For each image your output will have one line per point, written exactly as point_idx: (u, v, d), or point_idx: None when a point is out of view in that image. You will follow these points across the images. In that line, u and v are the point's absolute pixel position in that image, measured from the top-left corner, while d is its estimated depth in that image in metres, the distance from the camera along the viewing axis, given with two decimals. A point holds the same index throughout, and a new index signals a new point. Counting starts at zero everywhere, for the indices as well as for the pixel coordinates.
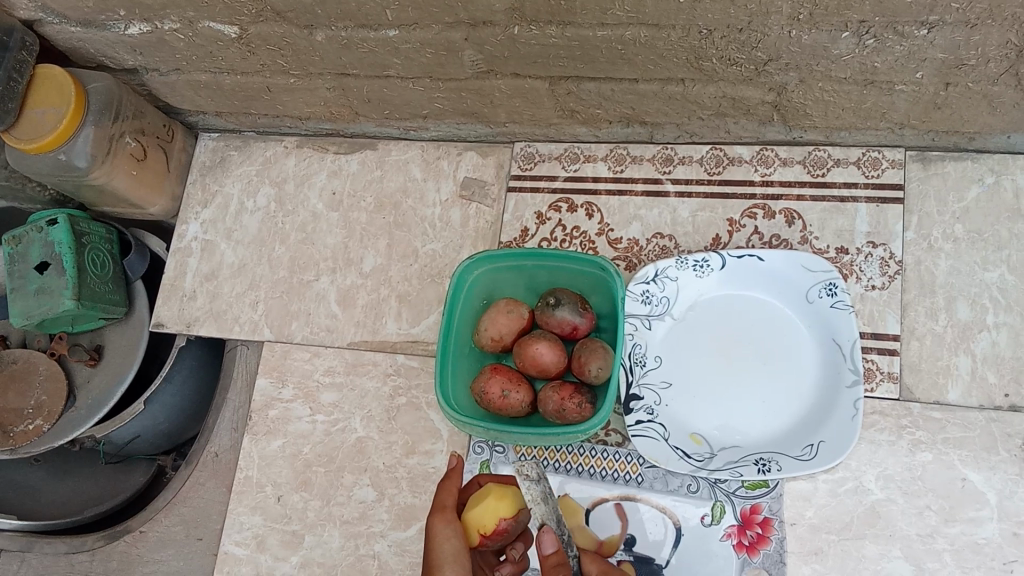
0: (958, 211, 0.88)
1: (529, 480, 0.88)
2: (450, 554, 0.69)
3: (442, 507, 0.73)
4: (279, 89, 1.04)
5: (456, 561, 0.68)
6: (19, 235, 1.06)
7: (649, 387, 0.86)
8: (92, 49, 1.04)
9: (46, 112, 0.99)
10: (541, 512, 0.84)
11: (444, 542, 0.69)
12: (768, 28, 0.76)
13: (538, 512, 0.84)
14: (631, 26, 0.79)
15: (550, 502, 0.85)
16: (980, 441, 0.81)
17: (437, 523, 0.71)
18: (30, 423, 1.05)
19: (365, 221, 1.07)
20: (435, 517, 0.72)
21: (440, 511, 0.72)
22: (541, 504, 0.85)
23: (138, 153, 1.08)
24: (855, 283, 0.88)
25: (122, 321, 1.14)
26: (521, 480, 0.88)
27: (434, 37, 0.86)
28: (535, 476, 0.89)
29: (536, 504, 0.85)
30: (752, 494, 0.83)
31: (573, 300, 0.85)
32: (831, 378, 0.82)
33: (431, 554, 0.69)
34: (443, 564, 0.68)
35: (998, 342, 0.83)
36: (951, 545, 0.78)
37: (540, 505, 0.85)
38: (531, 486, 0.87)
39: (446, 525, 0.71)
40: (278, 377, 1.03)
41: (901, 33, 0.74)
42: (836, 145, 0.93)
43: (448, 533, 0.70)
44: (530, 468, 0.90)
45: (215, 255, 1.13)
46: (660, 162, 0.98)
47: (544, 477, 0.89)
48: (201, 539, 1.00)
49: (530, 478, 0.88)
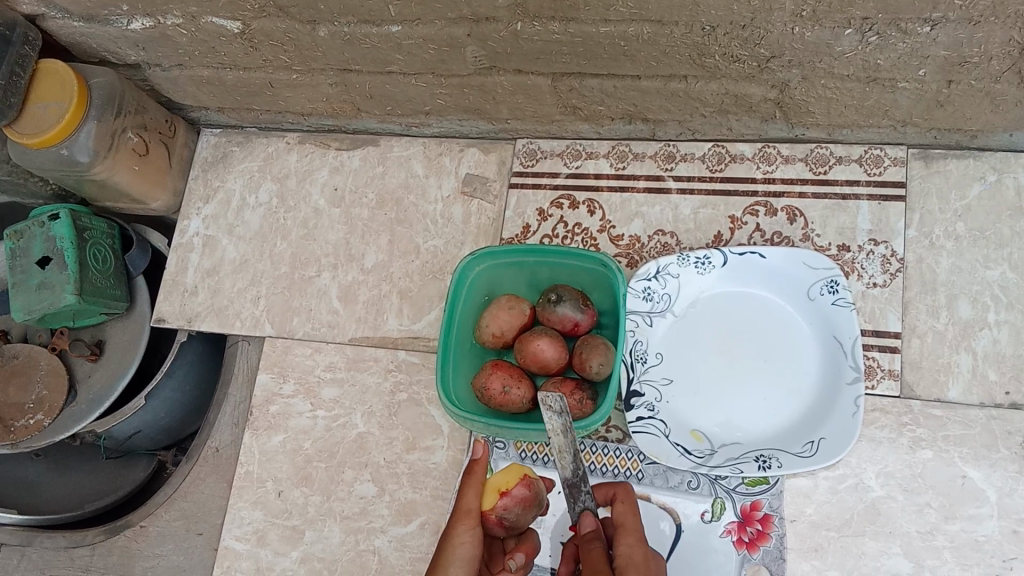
0: (960, 209, 0.88)
1: (552, 411, 0.75)
2: (461, 557, 0.69)
3: (465, 511, 0.73)
4: (282, 84, 1.04)
5: (463, 566, 0.69)
6: (21, 230, 1.06)
7: (649, 383, 0.86)
8: (95, 44, 1.04)
9: (49, 106, 0.99)
10: (560, 446, 0.75)
11: (458, 546, 0.70)
12: (771, 25, 0.76)
13: (556, 446, 0.75)
14: (634, 22, 0.79)
15: (572, 434, 0.75)
16: (980, 438, 0.81)
17: (459, 525, 0.72)
18: (31, 418, 1.06)
19: (367, 217, 1.08)
20: (457, 520, 0.72)
21: (464, 514, 0.73)
22: (560, 438, 0.75)
23: (141, 148, 1.08)
24: (857, 280, 0.88)
25: (123, 316, 1.14)
26: (542, 410, 0.75)
27: (437, 33, 0.86)
28: (558, 407, 0.75)
29: (554, 436, 0.76)
30: (752, 491, 0.83)
31: (574, 297, 0.85)
32: (832, 375, 0.82)
33: (443, 552, 0.70)
34: (450, 564, 0.69)
35: (999, 339, 0.83)
36: (952, 543, 0.78)
37: (559, 437, 0.76)
38: (551, 417, 0.75)
39: (466, 530, 0.71)
40: (279, 372, 1.03)
41: (904, 31, 0.74)
42: (838, 142, 0.93)
43: (465, 539, 0.71)
44: (555, 398, 0.75)
45: (217, 250, 1.13)
46: (662, 159, 0.99)
47: (567, 408, 0.76)
48: (201, 534, 1.00)
49: (552, 409, 0.75)
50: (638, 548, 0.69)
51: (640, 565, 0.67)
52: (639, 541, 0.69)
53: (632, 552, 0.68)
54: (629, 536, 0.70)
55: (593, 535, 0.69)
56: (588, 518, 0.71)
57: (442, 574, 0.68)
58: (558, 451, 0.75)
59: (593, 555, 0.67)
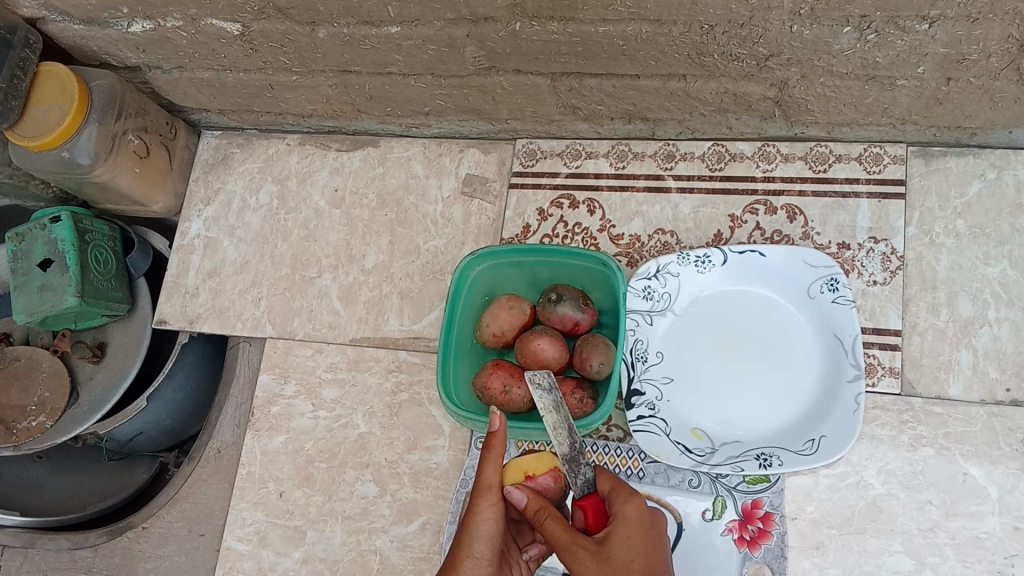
0: (960, 206, 0.88)
1: (540, 389, 0.77)
2: (484, 534, 0.68)
3: (487, 486, 0.70)
4: (282, 86, 1.04)
5: (487, 544, 0.68)
6: (23, 232, 1.06)
7: (650, 382, 0.86)
8: (96, 47, 1.04)
9: (50, 109, 0.99)
10: (553, 423, 0.75)
11: (481, 523, 0.69)
12: (770, 23, 0.76)
13: (549, 422, 0.74)
14: (633, 21, 0.80)
15: (563, 410, 0.75)
16: (981, 435, 0.81)
17: (481, 501, 0.70)
18: (33, 420, 1.06)
19: (368, 218, 1.08)
20: (480, 496, 0.70)
21: (485, 489, 0.70)
22: (553, 414, 0.75)
23: (141, 150, 1.09)
24: (857, 278, 0.88)
25: (126, 317, 1.14)
26: (532, 388, 0.77)
27: (435, 34, 0.87)
28: (547, 384, 0.77)
29: (547, 413, 0.75)
30: (753, 489, 0.83)
31: (574, 296, 0.85)
32: (833, 373, 0.82)
33: (466, 528, 0.69)
34: (473, 542, 0.68)
35: (1000, 337, 0.83)
36: (953, 540, 0.78)
37: (551, 415, 0.75)
38: (542, 395, 0.76)
39: (489, 507, 0.69)
40: (281, 372, 1.03)
41: (902, 28, 0.74)
42: (838, 141, 0.93)
43: (488, 515, 0.69)
44: (544, 375, 0.77)
45: (218, 251, 1.13)
46: (662, 158, 0.99)
47: (556, 386, 0.77)
48: (203, 535, 1.00)
49: (541, 386, 0.77)
50: (632, 504, 0.69)
51: (634, 523, 0.67)
52: (636, 495, 0.70)
53: (627, 509, 0.68)
54: (623, 495, 0.70)
55: (536, 507, 0.68)
56: (518, 493, 0.69)
57: (466, 551, 0.68)
58: (553, 427, 0.74)
59: (552, 525, 0.66)
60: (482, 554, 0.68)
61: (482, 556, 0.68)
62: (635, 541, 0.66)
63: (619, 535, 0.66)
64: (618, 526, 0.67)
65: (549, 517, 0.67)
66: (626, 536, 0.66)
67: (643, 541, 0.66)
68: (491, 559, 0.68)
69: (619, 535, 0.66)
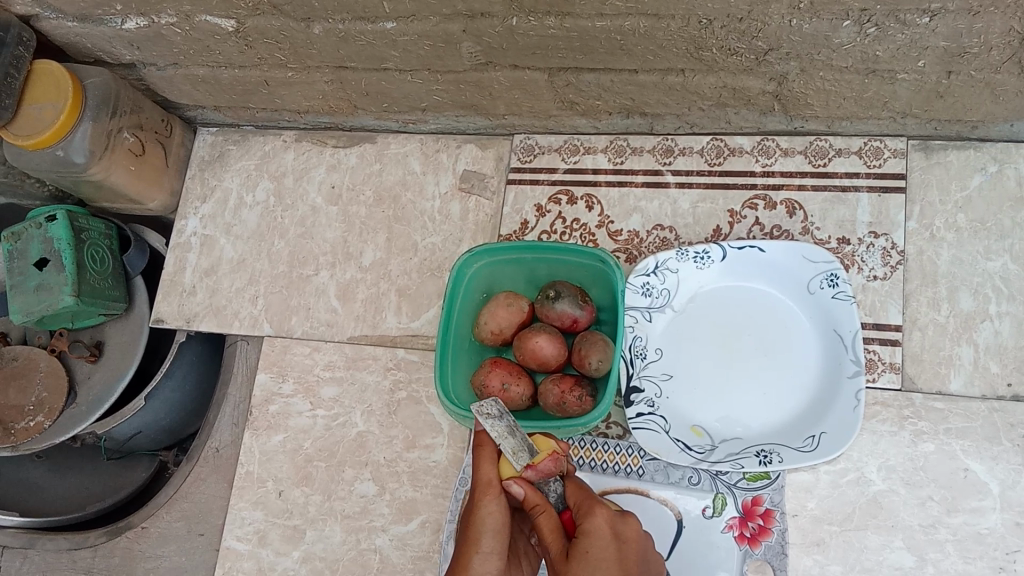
0: (961, 200, 0.87)
1: (491, 418, 0.74)
2: (491, 528, 0.68)
3: (487, 482, 0.70)
4: (278, 82, 1.04)
5: (494, 538, 0.68)
6: (18, 232, 1.06)
7: (649, 379, 0.86)
8: (89, 44, 1.03)
9: (44, 107, 0.98)
10: (512, 447, 0.71)
11: (486, 517, 0.69)
12: (769, 17, 0.75)
13: (509, 448, 0.71)
14: (630, 16, 0.79)
15: (519, 433, 0.72)
16: (982, 431, 0.80)
17: (482, 497, 0.70)
18: (31, 419, 1.05)
19: (365, 215, 1.07)
20: (482, 491, 0.70)
21: (484, 485, 0.70)
22: (508, 440, 0.72)
23: (137, 148, 1.08)
24: (857, 273, 0.87)
25: (123, 316, 1.14)
26: (481, 420, 0.73)
27: (431, 30, 0.86)
28: (497, 411, 0.74)
29: (502, 440, 0.72)
30: (753, 486, 0.82)
31: (572, 293, 0.84)
32: (833, 369, 0.82)
33: (471, 525, 0.69)
34: (480, 538, 0.68)
35: (1001, 331, 0.83)
36: (955, 536, 0.78)
37: (508, 440, 0.72)
38: (493, 423, 0.73)
39: (495, 500, 0.69)
40: (279, 371, 1.03)
41: (902, 21, 0.73)
42: (837, 135, 0.93)
43: (491, 510, 0.69)
44: (491, 405, 0.75)
45: (215, 249, 1.12)
46: (661, 153, 0.98)
47: (506, 411, 0.74)
48: (203, 535, 1.00)
49: (491, 415, 0.74)
50: (598, 516, 0.68)
51: (599, 536, 0.66)
52: (598, 506, 0.69)
53: (589, 523, 0.67)
54: (587, 508, 0.69)
55: (534, 502, 0.68)
56: (516, 486, 0.69)
57: (473, 549, 0.68)
58: (512, 453, 0.71)
59: (545, 522, 0.68)
60: (490, 549, 0.68)
61: (489, 550, 0.68)
62: (596, 554, 0.65)
63: (582, 549, 0.65)
64: (581, 539, 0.66)
65: (544, 513, 0.68)
66: (587, 550, 0.65)
67: (605, 555, 0.65)
68: (498, 552, 0.68)
69: (581, 549, 0.65)
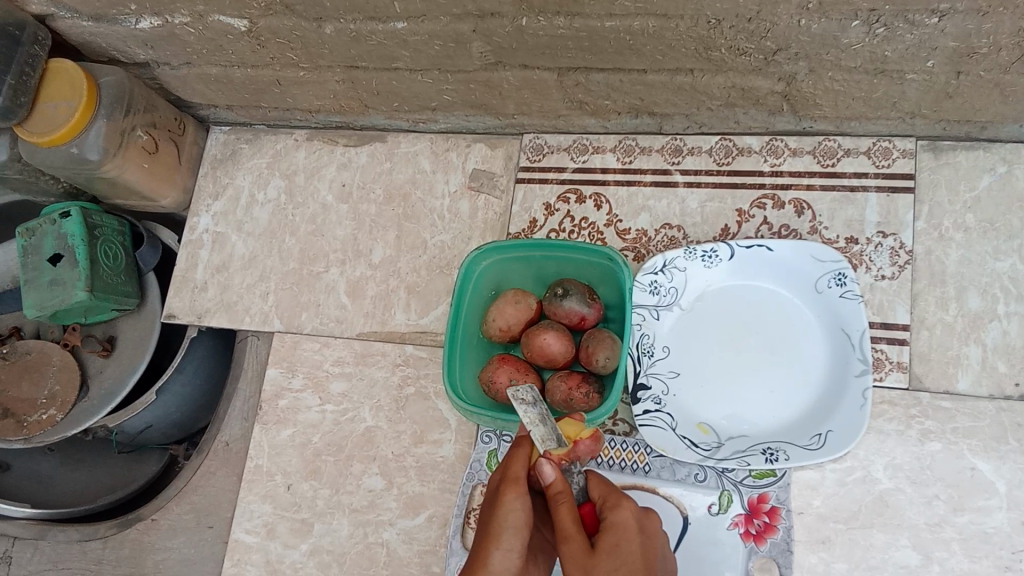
0: (969, 200, 0.88)
1: (524, 403, 0.75)
2: (513, 524, 0.68)
3: (513, 479, 0.70)
4: (289, 81, 1.05)
5: (516, 535, 0.68)
6: (32, 228, 1.07)
7: (656, 376, 0.87)
8: (104, 43, 1.05)
9: (59, 106, 1.00)
10: (542, 436, 0.73)
11: (508, 514, 0.68)
12: (777, 17, 0.76)
13: (538, 437, 0.72)
14: (639, 16, 0.79)
15: (551, 423, 0.73)
16: (989, 431, 0.81)
17: (508, 492, 0.69)
18: (44, 412, 1.07)
19: (375, 213, 1.08)
20: (507, 488, 0.70)
21: (511, 482, 0.70)
22: (540, 427, 0.73)
23: (150, 145, 1.09)
24: (865, 272, 0.88)
25: (135, 312, 1.15)
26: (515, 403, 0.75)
27: (442, 29, 0.86)
28: (531, 398, 0.76)
29: (534, 427, 0.73)
30: (759, 483, 0.83)
31: (581, 291, 0.85)
32: (840, 368, 0.82)
33: (494, 520, 0.69)
34: (503, 534, 0.68)
35: (1009, 332, 0.83)
36: (960, 535, 0.78)
37: (538, 428, 0.73)
38: (526, 409, 0.74)
39: (517, 498, 0.69)
40: (290, 366, 1.04)
41: (911, 22, 0.73)
42: (846, 134, 0.93)
43: (515, 507, 0.69)
44: (528, 390, 0.76)
45: (226, 246, 1.14)
46: (669, 152, 0.98)
47: (540, 399, 0.76)
48: (212, 527, 1.01)
49: (525, 401, 0.75)
50: (623, 510, 0.69)
51: (625, 530, 0.67)
52: (624, 500, 0.70)
53: (616, 516, 0.68)
54: (614, 502, 0.70)
55: (559, 489, 0.68)
56: (547, 468, 0.68)
57: (494, 544, 0.67)
58: (541, 442, 0.72)
59: (564, 513, 0.67)
60: (511, 546, 0.67)
61: (510, 548, 0.67)
62: (624, 547, 0.66)
63: (610, 541, 0.66)
64: (608, 532, 0.67)
65: (566, 502, 0.67)
66: (616, 542, 0.66)
67: (632, 548, 0.66)
68: (519, 550, 0.67)
69: (608, 542, 0.66)
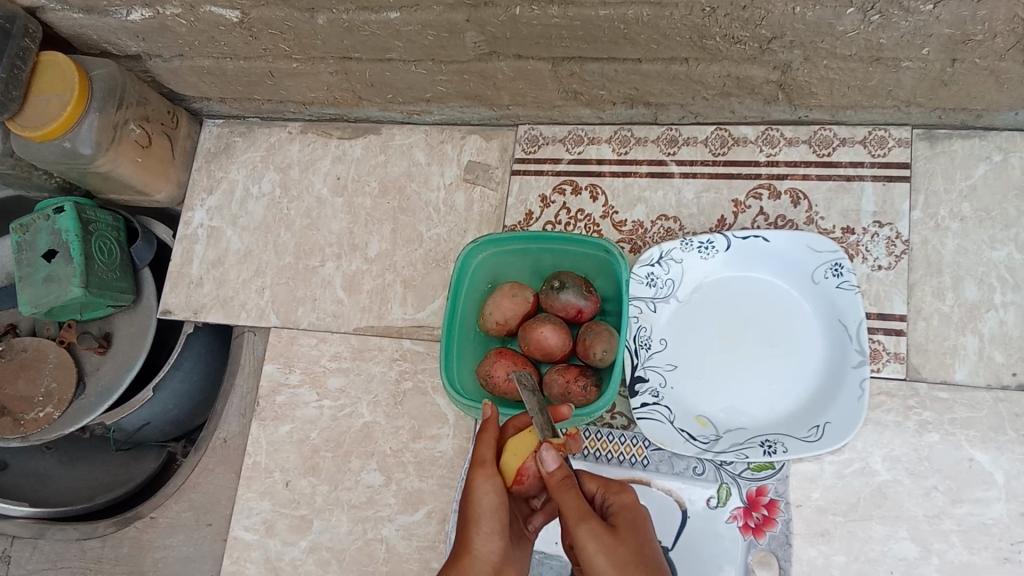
0: (966, 189, 0.87)
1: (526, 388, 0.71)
2: (488, 507, 0.67)
3: (480, 461, 0.69)
4: (282, 73, 1.04)
5: (492, 517, 0.67)
6: (27, 224, 1.06)
7: (654, 369, 0.86)
8: (95, 36, 1.04)
9: (51, 99, 0.99)
10: (542, 424, 0.69)
11: (482, 498, 0.67)
12: (771, 5, 0.75)
13: (538, 424, 0.69)
14: (633, 4, 0.79)
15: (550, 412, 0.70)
16: (987, 421, 0.80)
17: (476, 475, 0.68)
18: (40, 410, 1.07)
19: (370, 207, 1.08)
20: (474, 471, 0.69)
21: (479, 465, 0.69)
22: (540, 414, 0.69)
23: (143, 140, 1.09)
24: (862, 263, 0.87)
25: (131, 308, 1.15)
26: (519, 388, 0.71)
27: (435, 19, 0.86)
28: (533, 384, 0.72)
29: (535, 413, 0.69)
30: (758, 476, 0.83)
31: (577, 283, 0.85)
32: (837, 359, 0.82)
33: (468, 506, 0.68)
34: (480, 519, 0.67)
35: (1006, 321, 0.83)
36: (959, 526, 0.78)
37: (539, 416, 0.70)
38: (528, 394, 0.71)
39: (485, 480, 0.68)
40: (286, 361, 1.04)
41: (905, 8, 0.73)
42: (842, 124, 0.92)
43: (487, 490, 0.67)
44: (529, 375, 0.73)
45: (222, 241, 1.13)
46: (665, 143, 0.98)
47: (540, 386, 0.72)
48: (211, 524, 1.01)
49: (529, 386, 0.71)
50: (628, 494, 0.70)
51: (634, 510, 0.68)
52: (627, 486, 0.71)
53: (625, 498, 0.69)
54: (616, 487, 0.71)
55: (563, 475, 0.65)
56: (548, 457, 0.65)
57: (473, 529, 0.67)
58: (541, 429, 0.69)
59: (569, 498, 0.64)
60: (491, 530, 0.67)
61: (490, 530, 0.67)
62: (641, 525, 0.67)
63: (626, 519, 0.67)
64: (621, 513, 0.67)
65: (571, 487, 0.65)
66: (632, 519, 0.67)
67: (646, 525, 0.67)
68: (499, 531, 0.67)
69: (627, 520, 0.67)
